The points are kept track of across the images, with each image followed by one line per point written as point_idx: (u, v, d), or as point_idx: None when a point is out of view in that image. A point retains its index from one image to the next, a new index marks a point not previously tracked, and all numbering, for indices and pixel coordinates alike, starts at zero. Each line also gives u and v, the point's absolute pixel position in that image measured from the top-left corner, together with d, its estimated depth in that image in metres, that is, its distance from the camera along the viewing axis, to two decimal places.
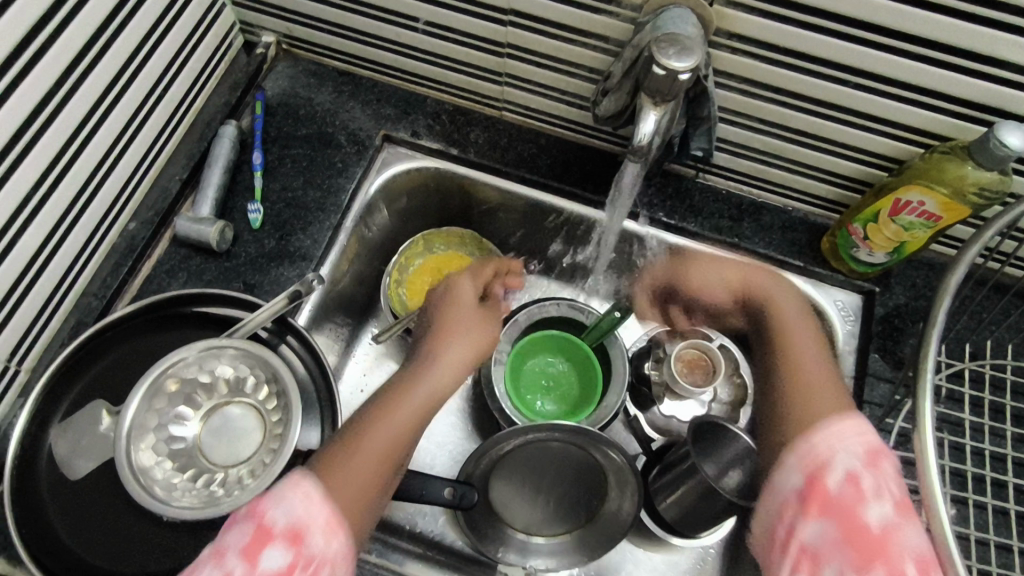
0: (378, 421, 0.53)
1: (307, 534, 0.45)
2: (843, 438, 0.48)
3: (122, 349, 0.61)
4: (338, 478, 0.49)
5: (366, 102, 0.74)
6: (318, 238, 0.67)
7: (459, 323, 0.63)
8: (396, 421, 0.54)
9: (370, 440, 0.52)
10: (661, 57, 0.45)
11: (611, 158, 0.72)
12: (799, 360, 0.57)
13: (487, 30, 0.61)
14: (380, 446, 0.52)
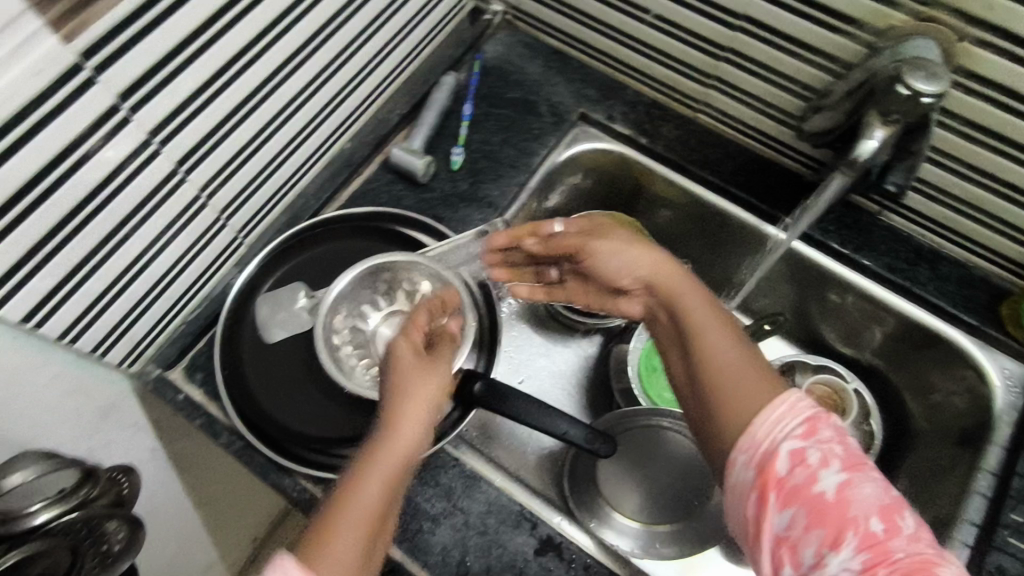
0: (371, 467, 0.45)
1: None
2: (777, 421, 0.44)
3: (327, 245, 0.69)
4: (333, 545, 0.43)
5: (570, 80, 0.79)
6: (505, 191, 0.73)
7: (433, 375, 0.50)
8: (393, 460, 0.46)
9: (356, 514, 0.44)
10: (909, 77, 0.50)
11: (795, 178, 0.73)
12: (719, 366, 0.48)
13: (714, 32, 0.65)
14: (376, 488, 0.45)
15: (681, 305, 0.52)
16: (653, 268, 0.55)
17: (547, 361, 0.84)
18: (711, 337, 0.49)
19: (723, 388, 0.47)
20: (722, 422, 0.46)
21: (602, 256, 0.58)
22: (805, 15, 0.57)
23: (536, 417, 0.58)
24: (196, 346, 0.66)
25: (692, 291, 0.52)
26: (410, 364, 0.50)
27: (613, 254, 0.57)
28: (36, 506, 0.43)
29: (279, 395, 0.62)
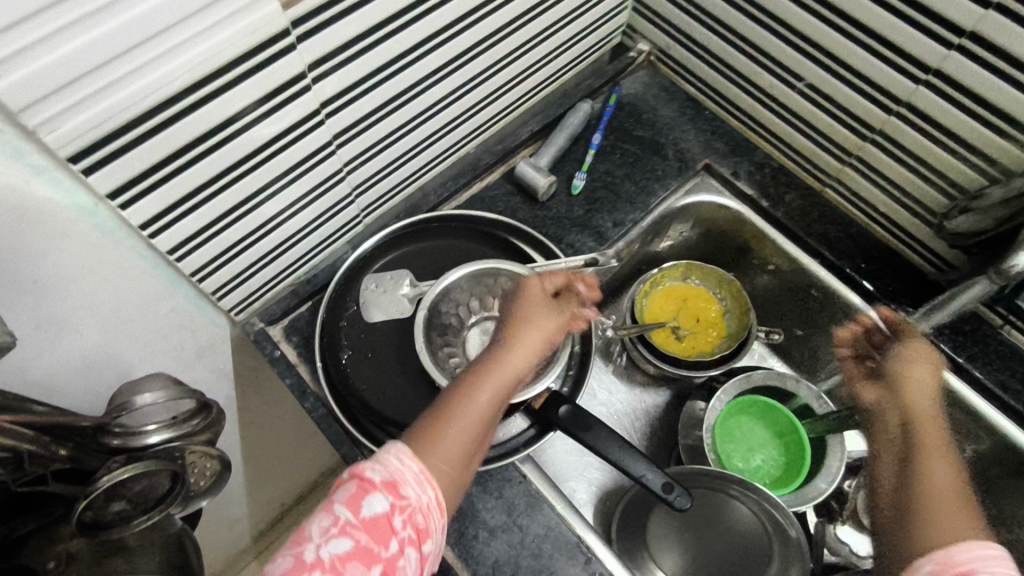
0: (481, 380, 0.51)
1: (401, 484, 0.42)
2: (956, 564, 0.43)
3: (439, 241, 0.71)
4: (447, 427, 0.48)
5: (701, 130, 0.80)
6: (618, 224, 0.74)
7: (541, 309, 0.57)
8: (507, 370, 0.52)
9: (472, 413, 0.49)
10: None
11: (916, 272, 0.71)
12: (949, 490, 0.49)
13: (867, 112, 0.64)
14: (490, 396, 0.50)
15: (909, 402, 0.55)
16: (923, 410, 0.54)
17: (616, 399, 0.84)
18: (939, 474, 0.50)
19: (931, 503, 0.48)
20: (910, 532, 0.47)
21: (919, 390, 0.56)
22: (971, 113, 0.56)
23: (614, 452, 0.58)
24: (298, 309, 0.69)
25: (943, 456, 0.51)
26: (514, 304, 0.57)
27: (921, 390, 0.56)
28: (150, 428, 0.46)
29: (368, 374, 0.63)
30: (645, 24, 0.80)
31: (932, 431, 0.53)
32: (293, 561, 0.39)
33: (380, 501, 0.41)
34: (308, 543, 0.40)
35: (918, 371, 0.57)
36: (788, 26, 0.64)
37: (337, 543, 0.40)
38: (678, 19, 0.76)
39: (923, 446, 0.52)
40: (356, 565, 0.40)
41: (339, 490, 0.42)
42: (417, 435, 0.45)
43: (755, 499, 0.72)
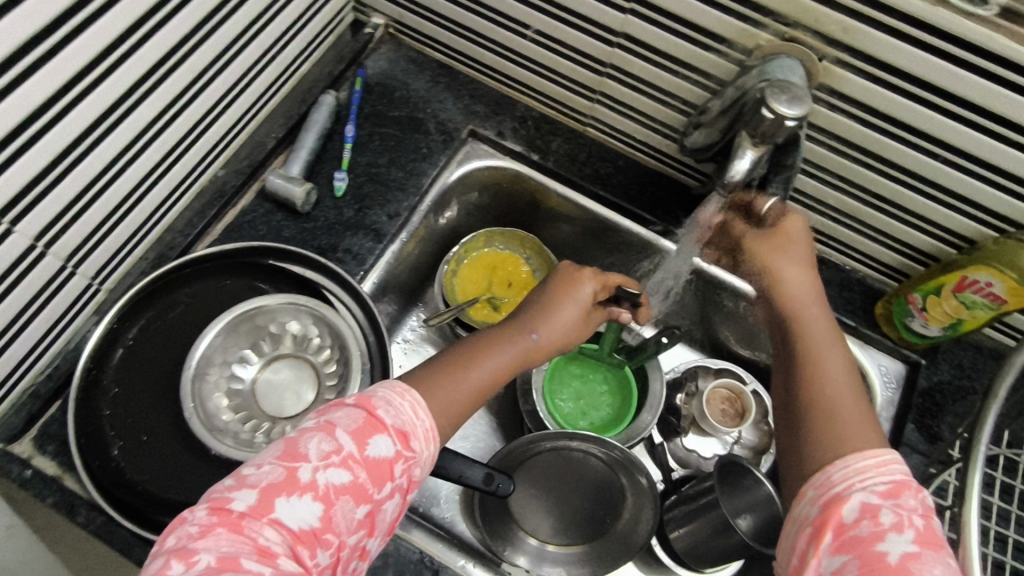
0: (483, 355, 0.54)
1: (412, 436, 0.45)
2: (863, 471, 0.44)
3: (199, 287, 0.63)
4: (439, 393, 0.50)
5: (459, 96, 0.77)
6: (394, 216, 0.70)
7: (568, 294, 0.59)
8: (507, 342, 0.55)
9: (475, 377, 0.52)
10: (772, 101, 0.49)
11: (683, 189, 0.74)
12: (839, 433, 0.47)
13: (595, 49, 0.64)
14: (487, 371, 0.53)
15: (798, 306, 0.57)
16: (799, 286, 0.58)
17: None
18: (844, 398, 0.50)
19: (841, 421, 0.48)
20: (815, 420, 0.49)
21: (775, 271, 0.59)
22: (679, 33, 0.57)
23: (431, 461, 0.56)
24: (47, 411, 0.59)
25: (829, 346, 0.53)
26: (552, 288, 0.59)
27: (801, 292, 0.58)
28: None
29: (147, 462, 0.56)
30: None
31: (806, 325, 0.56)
32: (221, 507, 0.39)
33: (325, 513, 0.40)
34: (303, 462, 0.41)
35: (791, 275, 0.59)
36: None
37: (335, 473, 0.41)
38: None
39: (797, 329, 0.56)
40: (348, 500, 0.41)
41: (280, 471, 0.41)
42: (406, 430, 0.45)
43: (608, 454, 0.73)
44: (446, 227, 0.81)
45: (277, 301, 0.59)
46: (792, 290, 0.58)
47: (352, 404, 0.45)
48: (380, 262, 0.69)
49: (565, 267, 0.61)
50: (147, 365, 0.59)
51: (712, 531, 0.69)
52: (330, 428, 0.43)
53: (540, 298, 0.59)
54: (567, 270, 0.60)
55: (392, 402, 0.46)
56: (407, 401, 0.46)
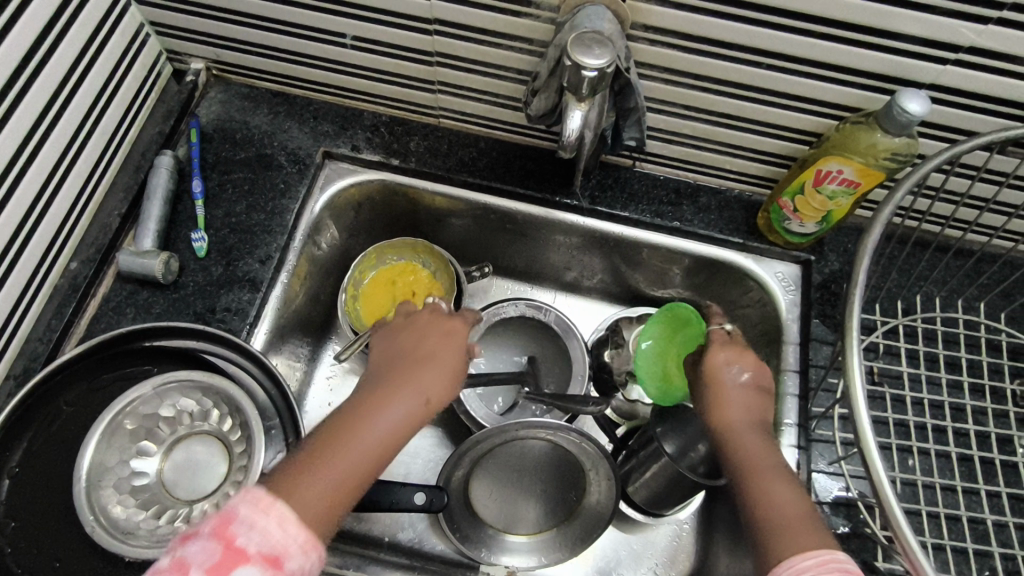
0: (374, 410, 0.48)
1: (285, 559, 0.39)
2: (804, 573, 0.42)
3: (76, 392, 0.57)
4: (329, 463, 0.45)
5: (303, 121, 0.74)
6: (266, 260, 0.67)
7: (436, 353, 0.53)
8: (392, 403, 0.49)
9: (371, 434, 0.47)
10: (575, 53, 0.48)
11: (549, 155, 0.74)
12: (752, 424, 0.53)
13: (414, 41, 0.62)
14: (385, 421, 0.48)
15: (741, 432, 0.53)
16: (760, 446, 0.52)
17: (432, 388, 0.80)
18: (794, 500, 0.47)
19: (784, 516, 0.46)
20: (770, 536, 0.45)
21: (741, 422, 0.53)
22: (486, 6, 0.56)
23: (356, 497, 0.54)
24: None
25: (768, 457, 0.51)
26: (425, 326, 0.56)
27: (732, 382, 0.55)
28: None
29: None
30: (180, 42, 0.71)
31: (736, 435, 0.53)
32: None
33: None
34: None
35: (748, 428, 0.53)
36: None
37: None
38: (206, 25, 0.68)
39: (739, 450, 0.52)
40: None
41: None
42: (273, 557, 0.38)
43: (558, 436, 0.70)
44: (331, 253, 0.79)
45: (153, 381, 0.55)
46: (732, 422, 0.54)
47: (209, 532, 0.39)
48: (265, 310, 0.66)
49: (427, 315, 0.57)
50: (38, 490, 0.54)
51: (664, 477, 0.70)
52: (186, 567, 0.38)
53: (416, 335, 0.55)
54: (437, 315, 0.57)
55: (255, 522, 0.39)
56: (272, 515, 0.40)
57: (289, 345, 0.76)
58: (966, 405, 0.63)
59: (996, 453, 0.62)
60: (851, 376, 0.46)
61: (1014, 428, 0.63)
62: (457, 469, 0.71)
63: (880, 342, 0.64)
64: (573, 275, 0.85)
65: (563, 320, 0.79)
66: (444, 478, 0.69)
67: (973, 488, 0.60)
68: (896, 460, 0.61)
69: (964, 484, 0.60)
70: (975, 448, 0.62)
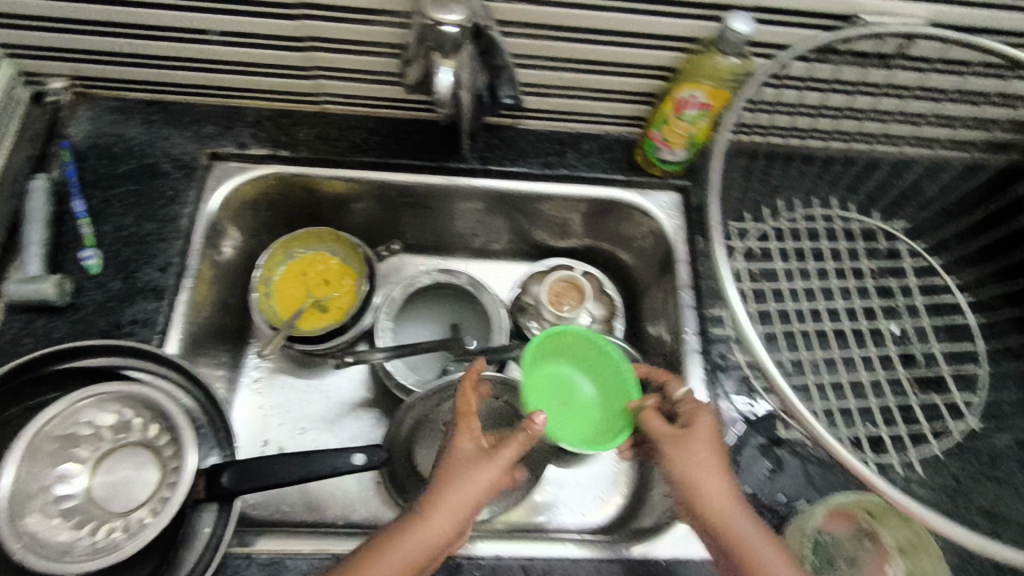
0: (420, 526, 0.51)
1: None
2: None
3: None
4: None
5: (182, 126, 0.73)
6: (167, 267, 0.66)
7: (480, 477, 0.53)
8: (428, 539, 0.50)
9: (411, 551, 0.50)
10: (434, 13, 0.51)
11: (435, 125, 0.77)
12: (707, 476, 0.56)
13: (281, 28, 0.63)
14: (428, 539, 0.50)
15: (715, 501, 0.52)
16: (729, 511, 0.52)
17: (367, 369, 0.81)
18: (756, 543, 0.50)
19: None
20: None
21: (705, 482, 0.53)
22: None
23: (297, 471, 0.55)
24: None
25: (735, 509, 0.52)
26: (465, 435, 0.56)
27: (696, 442, 0.55)
28: None
29: None
30: (34, 62, 0.68)
31: (702, 494, 0.52)
32: None
33: None
34: None
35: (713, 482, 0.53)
36: None
37: None
38: (60, 40, 0.65)
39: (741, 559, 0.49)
40: None
41: None
42: None
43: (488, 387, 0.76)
44: (235, 255, 0.79)
45: (66, 399, 0.54)
46: (694, 480, 0.53)
47: None
48: (174, 317, 0.65)
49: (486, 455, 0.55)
50: None
51: None
52: None
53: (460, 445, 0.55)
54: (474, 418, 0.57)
55: None
56: None
57: (208, 352, 0.75)
58: (832, 287, 0.73)
59: (862, 323, 0.71)
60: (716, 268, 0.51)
61: (875, 298, 0.73)
62: (404, 420, 0.75)
63: (755, 245, 0.72)
64: (481, 240, 0.88)
65: (474, 280, 0.82)
66: (391, 426, 0.74)
67: (847, 355, 0.70)
68: (784, 345, 0.69)
69: (839, 353, 0.69)
70: (843, 322, 0.71)
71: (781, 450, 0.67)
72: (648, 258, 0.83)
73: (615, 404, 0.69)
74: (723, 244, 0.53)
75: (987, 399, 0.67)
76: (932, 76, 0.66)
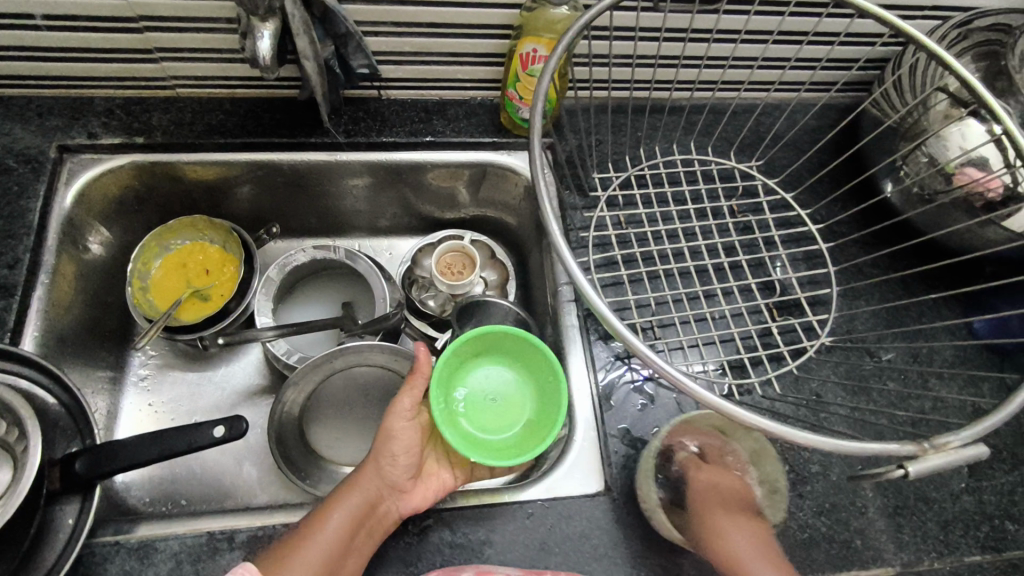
0: (343, 495, 0.58)
1: None
2: None
3: None
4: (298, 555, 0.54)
5: (28, 120, 0.71)
6: (16, 263, 0.65)
7: (393, 425, 0.61)
8: (360, 492, 0.58)
9: (335, 517, 0.56)
10: None
11: (296, 102, 0.77)
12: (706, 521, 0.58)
13: (109, 8, 0.62)
14: (348, 505, 0.57)
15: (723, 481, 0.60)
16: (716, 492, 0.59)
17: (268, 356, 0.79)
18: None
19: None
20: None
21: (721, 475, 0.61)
22: None
23: (156, 447, 0.54)
24: None
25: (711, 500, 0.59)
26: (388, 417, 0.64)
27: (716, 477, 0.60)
28: None
29: None
30: None
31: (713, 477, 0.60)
32: None
33: None
34: None
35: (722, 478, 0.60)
36: None
37: None
38: None
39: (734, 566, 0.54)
40: None
41: None
42: None
43: (372, 354, 0.77)
44: (106, 252, 0.77)
45: None
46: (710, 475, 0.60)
47: None
48: (28, 313, 0.63)
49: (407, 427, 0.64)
50: None
51: None
52: None
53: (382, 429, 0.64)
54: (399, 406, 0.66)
55: None
56: None
57: (83, 353, 0.74)
58: (694, 227, 0.75)
59: (725, 258, 0.74)
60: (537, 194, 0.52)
61: (735, 235, 0.76)
62: (289, 394, 0.74)
63: (617, 193, 0.74)
64: (365, 217, 0.88)
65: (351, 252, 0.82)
66: (278, 400, 0.73)
67: (710, 291, 0.72)
68: (649, 285, 0.71)
69: (703, 289, 0.71)
70: (706, 259, 0.73)
71: (653, 384, 0.69)
72: (527, 218, 0.84)
73: (544, 402, 0.63)
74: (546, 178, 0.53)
75: (837, 317, 0.72)
76: (756, 18, 0.69)
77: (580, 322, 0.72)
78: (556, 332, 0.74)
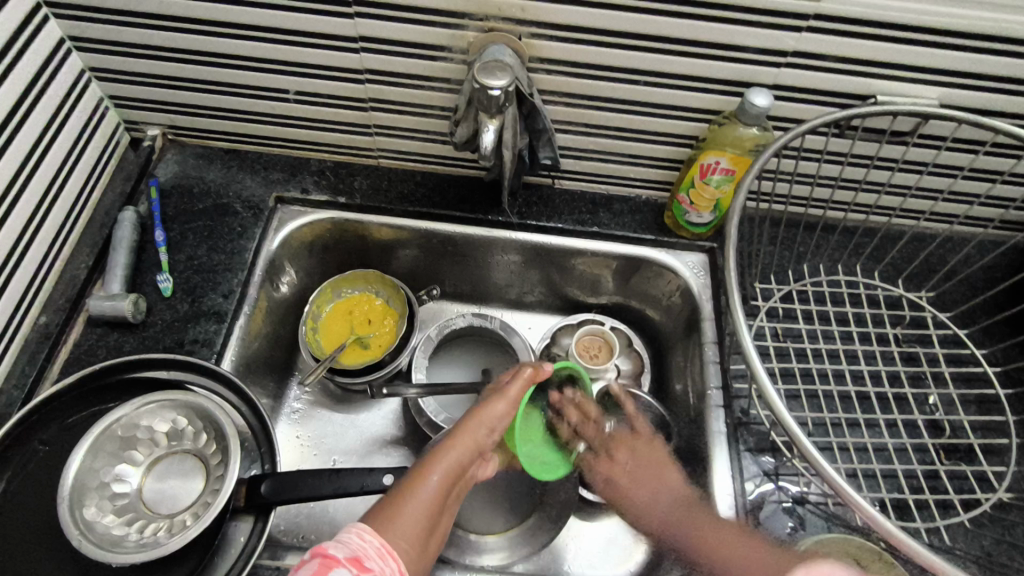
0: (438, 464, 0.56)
1: None
2: None
3: (50, 432, 0.60)
4: (400, 519, 0.51)
5: (255, 172, 0.82)
6: (228, 295, 0.73)
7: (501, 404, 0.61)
8: (461, 456, 0.57)
9: (433, 484, 0.54)
10: (479, 77, 0.59)
11: (479, 182, 0.84)
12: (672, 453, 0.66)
13: (349, 90, 0.72)
14: (446, 474, 0.56)
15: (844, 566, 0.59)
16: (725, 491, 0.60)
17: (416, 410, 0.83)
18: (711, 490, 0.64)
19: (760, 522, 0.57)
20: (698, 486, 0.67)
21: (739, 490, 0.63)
22: (408, 55, 0.67)
23: (330, 485, 0.58)
24: None
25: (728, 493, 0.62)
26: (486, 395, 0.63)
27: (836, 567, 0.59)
28: None
29: None
30: (136, 112, 0.79)
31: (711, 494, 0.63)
32: None
33: None
34: None
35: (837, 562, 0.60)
36: (244, 58, 0.70)
37: None
38: (162, 94, 0.76)
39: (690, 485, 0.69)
40: None
41: None
42: None
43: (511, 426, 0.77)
44: (290, 293, 0.85)
45: (130, 403, 0.59)
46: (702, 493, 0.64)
47: None
48: (231, 340, 0.71)
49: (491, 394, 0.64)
50: (16, 522, 0.56)
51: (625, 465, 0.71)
52: None
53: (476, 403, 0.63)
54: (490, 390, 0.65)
55: None
56: None
57: (258, 381, 0.81)
58: (857, 350, 0.73)
59: (888, 388, 0.71)
60: (733, 314, 0.55)
61: (900, 364, 0.73)
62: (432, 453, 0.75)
63: (777, 305, 0.74)
64: (515, 291, 0.91)
65: (507, 324, 0.87)
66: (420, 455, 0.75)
67: (873, 420, 0.69)
68: (807, 405, 0.70)
69: (864, 416, 0.69)
70: (869, 385, 0.71)
71: (802, 508, 0.67)
72: (674, 317, 0.84)
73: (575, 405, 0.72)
74: (738, 292, 0.56)
75: (1016, 471, 0.67)
76: (945, 154, 0.70)
77: (726, 429, 0.71)
78: (698, 434, 0.73)
